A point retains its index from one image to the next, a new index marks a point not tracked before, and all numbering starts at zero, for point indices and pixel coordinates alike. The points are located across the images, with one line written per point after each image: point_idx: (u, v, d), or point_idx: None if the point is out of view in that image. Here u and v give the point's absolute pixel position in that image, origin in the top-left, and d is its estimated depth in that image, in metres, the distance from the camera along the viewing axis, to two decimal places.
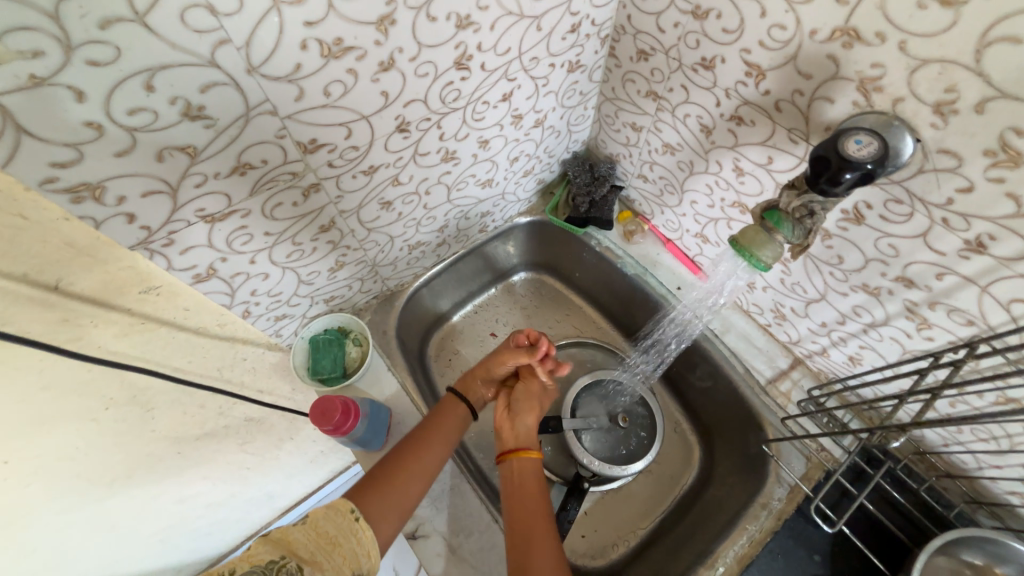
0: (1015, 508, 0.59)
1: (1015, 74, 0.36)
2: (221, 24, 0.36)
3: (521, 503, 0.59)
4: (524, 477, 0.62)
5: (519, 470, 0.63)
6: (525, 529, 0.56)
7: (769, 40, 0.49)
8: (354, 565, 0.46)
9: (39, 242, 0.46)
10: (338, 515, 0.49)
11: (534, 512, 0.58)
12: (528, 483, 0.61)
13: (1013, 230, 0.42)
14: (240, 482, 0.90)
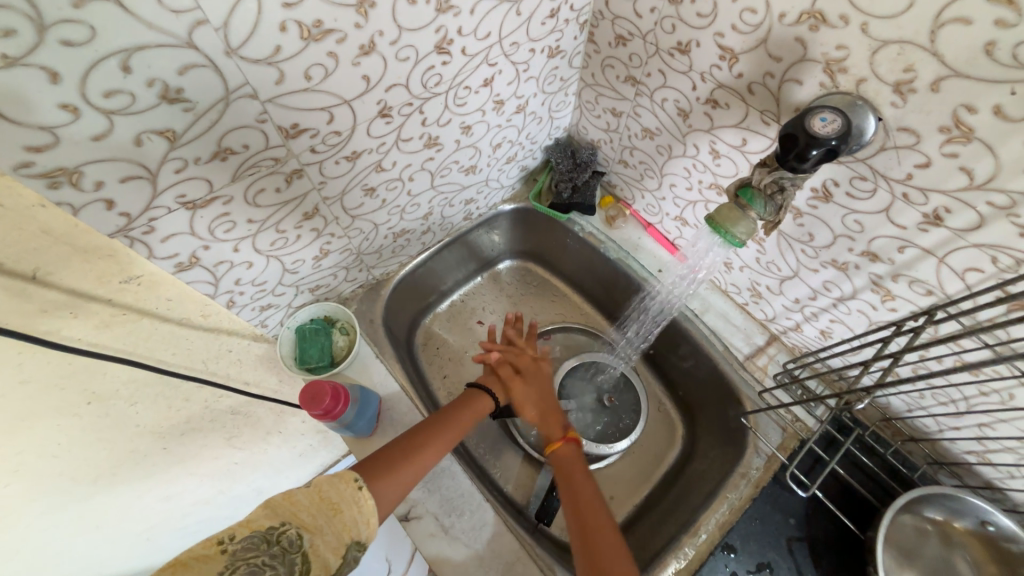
0: (971, 467, 0.63)
1: (964, 55, 0.38)
2: (197, 5, 0.36)
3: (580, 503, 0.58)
4: (574, 465, 0.63)
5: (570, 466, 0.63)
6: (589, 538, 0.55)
7: (741, 24, 0.51)
8: (354, 532, 0.46)
9: (15, 231, 0.45)
10: (341, 483, 0.48)
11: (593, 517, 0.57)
12: (584, 481, 0.61)
13: (966, 203, 0.45)
14: (229, 478, 0.90)
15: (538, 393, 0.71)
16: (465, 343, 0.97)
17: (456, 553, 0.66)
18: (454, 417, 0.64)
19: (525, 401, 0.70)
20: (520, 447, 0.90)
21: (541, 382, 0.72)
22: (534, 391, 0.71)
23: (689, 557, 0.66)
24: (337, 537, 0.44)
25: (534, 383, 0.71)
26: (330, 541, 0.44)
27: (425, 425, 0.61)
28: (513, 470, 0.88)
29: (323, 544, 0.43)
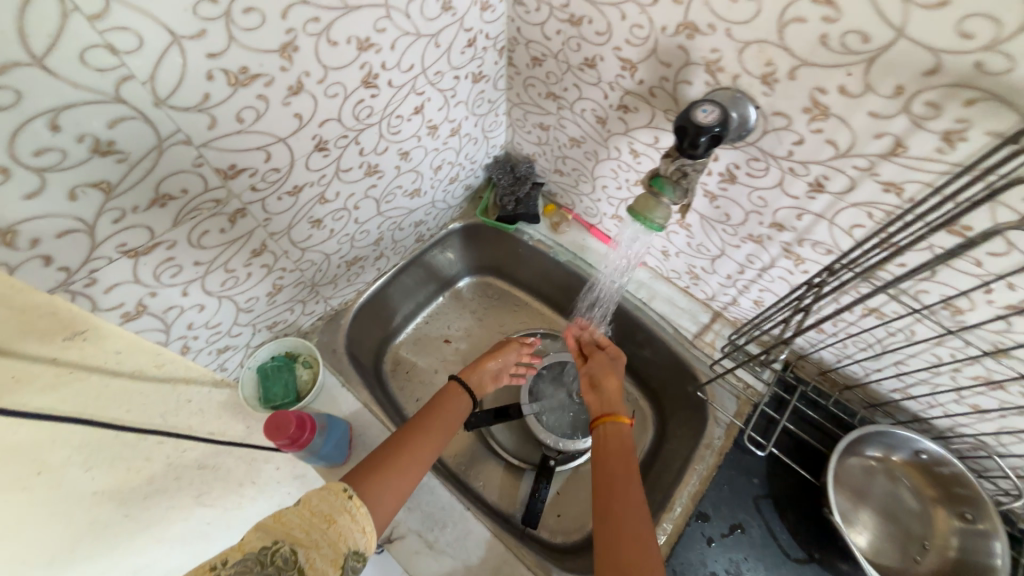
0: (898, 404, 0.69)
1: (806, 48, 0.45)
2: (122, 62, 0.38)
3: (616, 493, 0.54)
4: (621, 450, 0.59)
5: (614, 447, 0.59)
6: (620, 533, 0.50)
7: (633, 38, 0.57)
8: (350, 541, 0.46)
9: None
10: (331, 494, 0.48)
11: (630, 514, 0.52)
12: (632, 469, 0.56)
13: (838, 169, 0.52)
14: (201, 541, 0.72)
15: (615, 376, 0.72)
16: (433, 363, 0.98)
17: (444, 566, 0.66)
18: (443, 413, 0.67)
19: (603, 370, 0.73)
20: (500, 457, 0.91)
21: (615, 369, 0.74)
22: (611, 374, 0.72)
23: (668, 532, 0.69)
24: (334, 549, 0.44)
25: (613, 366, 0.74)
26: (327, 553, 0.43)
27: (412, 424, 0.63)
28: (496, 481, 0.89)
29: (320, 558, 0.42)
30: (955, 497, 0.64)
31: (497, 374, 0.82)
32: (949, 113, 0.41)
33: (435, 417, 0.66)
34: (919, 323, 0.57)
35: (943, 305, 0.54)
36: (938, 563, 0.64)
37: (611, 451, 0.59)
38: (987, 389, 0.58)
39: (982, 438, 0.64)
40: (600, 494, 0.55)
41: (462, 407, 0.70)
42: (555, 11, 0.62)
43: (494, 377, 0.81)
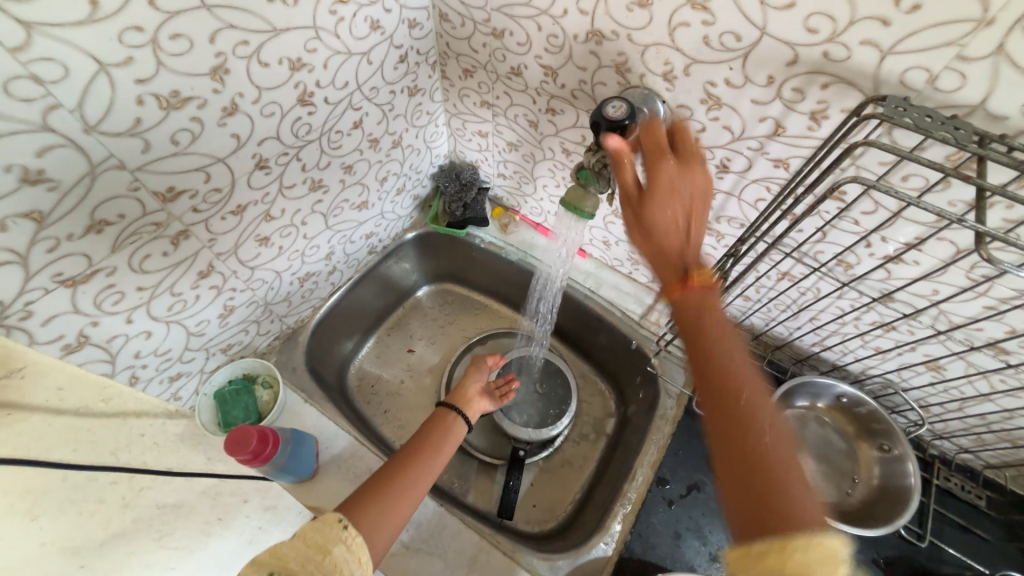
0: (819, 356, 0.78)
1: (694, 47, 0.52)
2: (48, 91, 0.39)
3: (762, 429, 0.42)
4: (746, 384, 0.44)
5: (723, 356, 0.45)
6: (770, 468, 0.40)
7: (550, 46, 0.63)
8: (346, 571, 0.46)
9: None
10: (326, 525, 0.49)
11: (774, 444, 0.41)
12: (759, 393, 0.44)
13: (737, 151, 0.59)
14: None
15: (691, 214, 0.50)
16: (397, 373, 0.99)
17: (420, 562, 0.68)
18: (442, 436, 0.69)
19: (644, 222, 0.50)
20: (471, 457, 0.92)
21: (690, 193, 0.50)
22: (685, 207, 0.50)
23: (634, 500, 0.75)
24: None
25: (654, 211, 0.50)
26: None
27: (406, 450, 0.65)
28: (469, 480, 0.91)
29: None
30: (874, 432, 0.73)
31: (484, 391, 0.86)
32: (811, 97, 0.49)
33: (429, 440, 0.67)
34: (822, 280, 0.65)
35: (836, 262, 0.62)
36: (866, 493, 0.71)
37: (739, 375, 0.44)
38: (884, 331, 0.66)
39: (888, 377, 0.73)
40: (712, 409, 0.44)
41: (459, 428, 0.72)
42: (478, 26, 0.67)
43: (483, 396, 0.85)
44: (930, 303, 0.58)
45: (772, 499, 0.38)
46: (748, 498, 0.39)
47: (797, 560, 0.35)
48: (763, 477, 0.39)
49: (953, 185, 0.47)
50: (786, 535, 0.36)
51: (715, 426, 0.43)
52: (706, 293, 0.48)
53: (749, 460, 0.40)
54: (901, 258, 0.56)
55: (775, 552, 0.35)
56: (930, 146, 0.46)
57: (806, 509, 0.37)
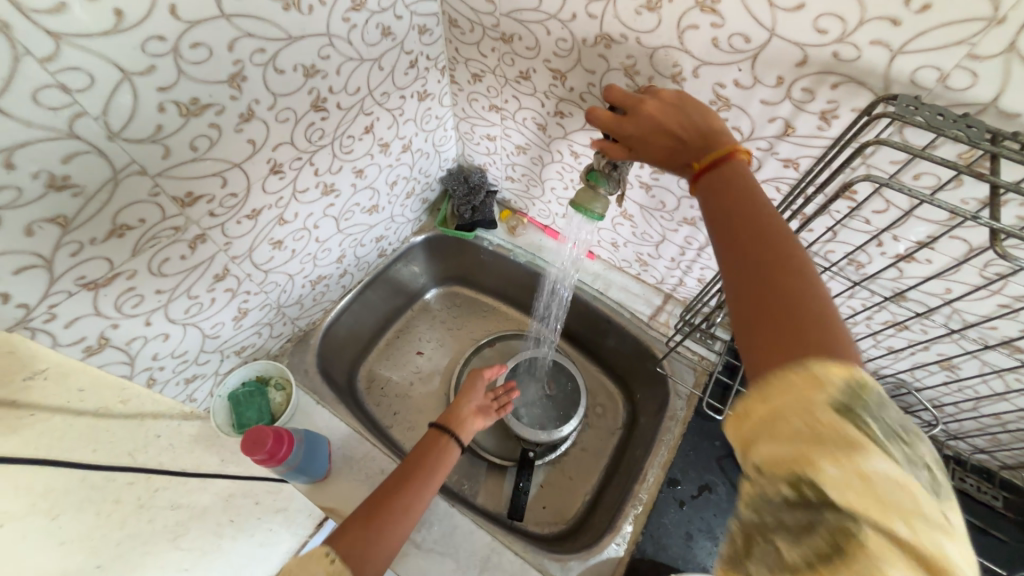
0: None
1: (702, 49, 0.53)
2: (74, 99, 0.40)
3: (780, 275, 0.34)
4: (765, 239, 0.37)
5: (746, 213, 0.39)
6: (791, 315, 0.32)
7: (559, 50, 0.64)
8: None
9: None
10: (313, 561, 0.50)
11: (797, 288, 0.34)
12: (780, 244, 0.36)
13: (747, 151, 0.59)
14: None
15: (657, 134, 0.48)
16: (407, 375, 1.00)
17: (432, 563, 0.68)
18: (433, 459, 0.68)
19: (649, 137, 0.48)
20: (481, 458, 0.93)
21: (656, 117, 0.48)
22: (650, 139, 0.48)
23: (645, 501, 0.75)
24: None
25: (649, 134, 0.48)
26: None
27: (397, 474, 0.66)
28: (479, 482, 0.91)
29: None
30: None
31: (479, 408, 0.81)
32: (821, 97, 0.49)
33: (420, 463, 0.67)
34: (833, 280, 0.65)
35: (847, 262, 0.62)
36: None
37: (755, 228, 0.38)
38: (896, 331, 0.66)
39: (901, 377, 0.72)
40: (726, 268, 0.37)
41: (452, 449, 0.71)
42: (487, 31, 0.68)
43: (479, 412, 0.80)
44: (943, 302, 0.58)
45: (783, 351, 0.31)
46: (754, 355, 0.32)
47: (780, 407, 0.29)
48: (778, 327, 0.32)
49: (965, 183, 0.47)
50: (778, 379, 0.30)
51: (728, 287, 0.37)
52: (725, 171, 0.43)
53: (761, 311, 0.33)
54: (913, 256, 0.56)
55: (761, 404, 0.30)
56: (942, 145, 0.46)
57: (824, 356, 0.29)
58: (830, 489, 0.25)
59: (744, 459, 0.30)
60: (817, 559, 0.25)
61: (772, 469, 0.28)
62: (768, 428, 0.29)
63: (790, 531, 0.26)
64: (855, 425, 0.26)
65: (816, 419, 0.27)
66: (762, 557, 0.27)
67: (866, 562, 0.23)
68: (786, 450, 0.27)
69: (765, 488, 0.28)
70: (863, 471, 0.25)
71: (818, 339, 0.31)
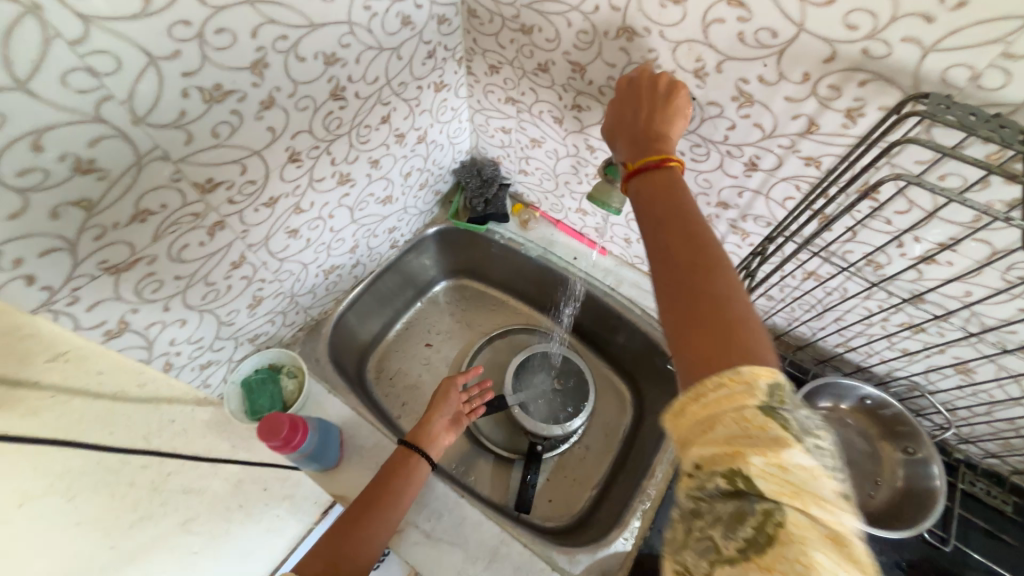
0: (843, 357, 0.77)
1: (727, 43, 0.52)
2: (102, 83, 0.40)
3: (698, 276, 0.38)
4: (689, 240, 0.41)
5: (671, 218, 0.43)
6: (705, 310, 0.37)
7: (580, 43, 0.63)
8: None
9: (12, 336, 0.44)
10: None
11: (711, 285, 0.38)
12: (701, 247, 0.40)
13: (767, 149, 0.59)
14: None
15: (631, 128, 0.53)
16: (416, 367, 1.01)
17: (440, 552, 0.69)
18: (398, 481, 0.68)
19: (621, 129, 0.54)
20: (488, 451, 0.93)
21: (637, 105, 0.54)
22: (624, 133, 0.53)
23: (653, 496, 0.75)
24: None
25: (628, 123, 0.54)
26: None
27: (361, 499, 0.66)
28: (486, 475, 0.91)
29: None
30: (899, 434, 0.72)
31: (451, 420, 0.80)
32: (848, 94, 0.49)
33: (387, 486, 0.67)
34: (850, 280, 0.65)
35: (866, 262, 0.61)
36: (890, 495, 0.71)
37: (676, 230, 0.42)
38: (912, 333, 0.66)
39: (914, 379, 0.72)
40: (654, 266, 0.42)
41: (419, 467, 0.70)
42: (507, 22, 0.67)
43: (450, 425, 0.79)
44: (963, 304, 0.58)
45: (698, 341, 0.36)
46: (677, 347, 0.37)
47: (716, 410, 0.32)
48: (701, 331, 0.36)
49: (992, 185, 0.47)
50: (710, 380, 0.33)
51: (654, 281, 0.41)
52: (657, 171, 0.48)
53: (687, 312, 0.37)
54: (934, 258, 0.55)
55: (695, 406, 0.33)
56: (971, 145, 0.45)
57: (744, 355, 0.33)
58: (757, 480, 0.29)
59: (683, 455, 0.34)
60: (746, 541, 0.28)
61: (707, 465, 0.31)
62: (704, 430, 0.32)
63: (724, 519, 0.30)
64: (779, 424, 0.30)
65: (746, 414, 0.30)
66: (697, 543, 0.31)
67: (791, 543, 0.27)
68: (713, 447, 0.31)
69: (703, 481, 0.31)
70: (781, 462, 0.29)
71: (727, 333, 0.35)
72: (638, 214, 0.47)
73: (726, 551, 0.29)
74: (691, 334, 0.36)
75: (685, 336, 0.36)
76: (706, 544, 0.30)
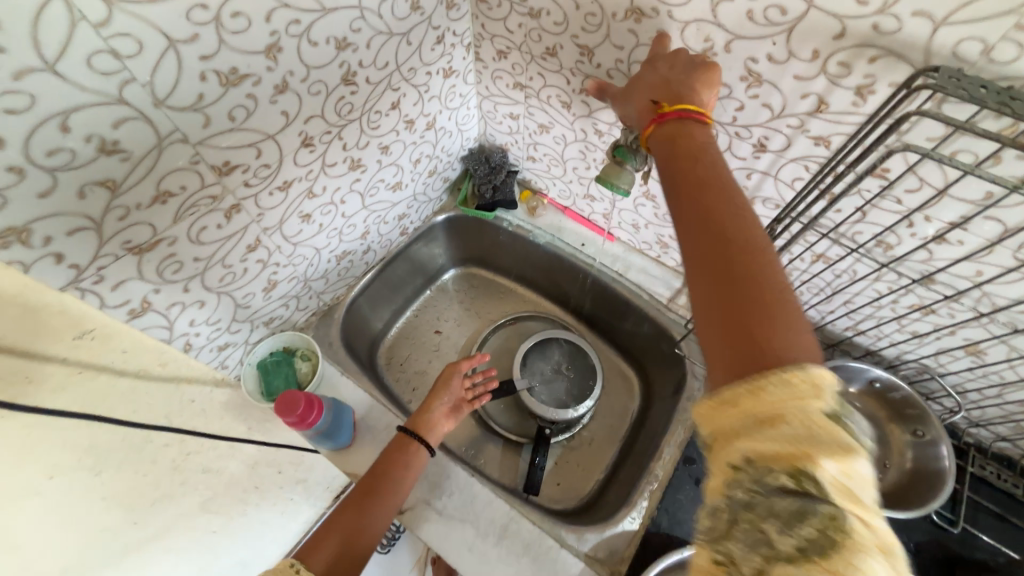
0: (852, 340, 0.77)
1: (735, 21, 0.52)
2: (124, 65, 0.42)
3: (738, 253, 0.36)
4: (721, 213, 0.38)
5: (704, 186, 0.40)
6: (747, 292, 0.34)
7: (588, 26, 0.63)
8: None
9: None
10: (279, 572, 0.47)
11: (750, 265, 0.35)
12: (749, 228, 0.37)
13: (776, 129, 0.59)
14: None
15: (661, 85, 0.52)
16: (426, 353, 1.02)
17: (451, 528, 0.71)
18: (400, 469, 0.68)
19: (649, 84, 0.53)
20: (497, 435, 0.95)
21: (667, 68, 0.53)
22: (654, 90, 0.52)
23: (660, 477, 0.76)
24: None
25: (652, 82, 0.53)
26: None
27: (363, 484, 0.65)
28: (495, 458, 0.93)
29: None
30: (908, 418, 0.72)
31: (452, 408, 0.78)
32: (858, 71, 0.48)
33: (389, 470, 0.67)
34: (859, 262, 0.65)
35: (875, 243, 0.61)
36: (899, 478, 0.72)
37: (712, 203, 0.39)
38: (922, 315, 0.66)
39: (924, 362, 0.72)
40: (685, 236, 0.39)
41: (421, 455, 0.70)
42: (515, 7, 0.68)
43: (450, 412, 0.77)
44: (973, 284, 0.57)
45: (737, 326, 0.33)
46: (711, 328, 0.35)
47: (778, 409, 0.29)
48: (744, 314, 0.33)
49: (1004, 161, 0.46)
50: (774, 378, 0.30)
51: (684, 255, 0.38)
52: (689, 133, 0.46)
53: (728, 298, 0.34)
54: (944, 237, 0.55)
55: (752, 400, 0.30)
56: (983, 119, 0.45)
57: (789, 347, 0.32)
58: (823, 481, 0.28)
59: (728, 449, 0.31)
60: (803, 542, 0.27)
61: (766, 460, 0.29)
62: (764, 427, 0.29)
63: (783, 516, 0.28)
64: (846, 431, 0.29)
65: (813, 421, 0.29)
66: (745, 533, 0.29)
67: (851, 549, 0.26)
68: (776, 448, 0.29)
69: (761, 477, 0.29)
70: (848, 469, 0.28)
71: (770, 319, 0.33)
72: (665, 178, 0.43)
73: (781, 546, 0.28)
74: (729, 320, 0.34)
75: (723, 319, 0.34)
76: (756, 539, 0.28)
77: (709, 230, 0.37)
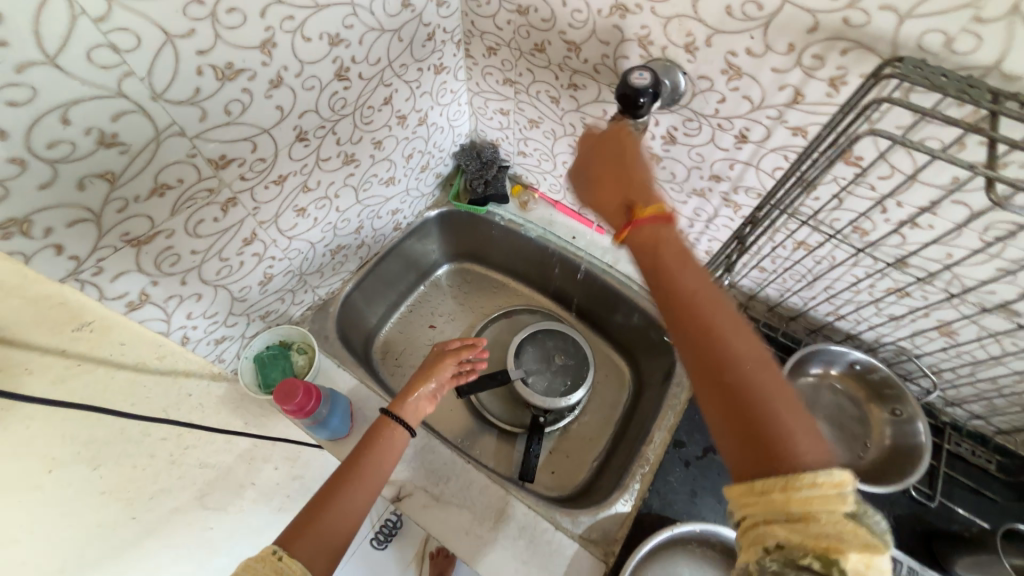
0: (833, 325, 0.80)
1: (715, 16, 0.54)
2: (123, 60, 0.43)
3: (730, 356, 0.40)
4: (706, 315, 0.43)
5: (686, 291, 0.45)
6: (745, 394, 0.39)
7: (575, 22, 0.65)
8: None
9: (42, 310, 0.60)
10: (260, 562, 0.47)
11: (743, 364, 0.40)
12: (734, 328, 0.42)
13: (756, 120, 0.61)
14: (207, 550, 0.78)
15: (621, 174, 0.56)
16: (421, 347, 1.03)
17: (449, 514, 0.73)
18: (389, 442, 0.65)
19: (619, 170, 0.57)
20: (492, 425, 0.96)
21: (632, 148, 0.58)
22: (617, 180, 0.56)
23: (652, 461, 0.78)
24: None
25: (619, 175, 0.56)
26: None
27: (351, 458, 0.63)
28: (490, 448, 0.95)
29: None
30: (887, 398, 0.75)
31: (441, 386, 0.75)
32: (831, 63, 0.51)
33: (377, 443, 0.65)
34: (838, 248, 0.67)
35: (852, 229, 0.64)
36: (878, 455, 0.74)
37: (698, 305, 0.44)
38: (898, 298, 0.68)
39: (902, 344, 0.75)
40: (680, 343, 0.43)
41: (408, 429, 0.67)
42: (504, 4, 0.70)
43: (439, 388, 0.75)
44: (944, 266, 0.60)
45: (746, 430, 0.38)
46: (724, 436, 0.39)
47: (810, 506, 0.33)
48: (749, 416, 0.38)
49: (967, 147, 0.49)
50: (803, 480, 0.34)
51: (686, 363, 0.43)
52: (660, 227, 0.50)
53: (730, 403, 0.39)
54: (916, 222, 0.58)
55: (784, 496, 0.34)
56: (947, 107, 0.48)
57: (789, 438, 0.36)
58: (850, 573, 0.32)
59: (761, 531, 0.35)
60: None
61: (797, 549, 0.33)
62: (794, 521, 0.34)
63: None
64: (870, 530, 0.32)
65: (841, 523, 0.33)
66: None
67: None
68: (807, 543, 0.33)
69: (793, 563, 0.33)
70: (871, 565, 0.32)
71: (768, 414, 0.37)
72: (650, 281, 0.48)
73: None
74: (735, 423, 0.38)
75: (731, 425, 0.39)
76: None
77: (702, 335, 0.42)
